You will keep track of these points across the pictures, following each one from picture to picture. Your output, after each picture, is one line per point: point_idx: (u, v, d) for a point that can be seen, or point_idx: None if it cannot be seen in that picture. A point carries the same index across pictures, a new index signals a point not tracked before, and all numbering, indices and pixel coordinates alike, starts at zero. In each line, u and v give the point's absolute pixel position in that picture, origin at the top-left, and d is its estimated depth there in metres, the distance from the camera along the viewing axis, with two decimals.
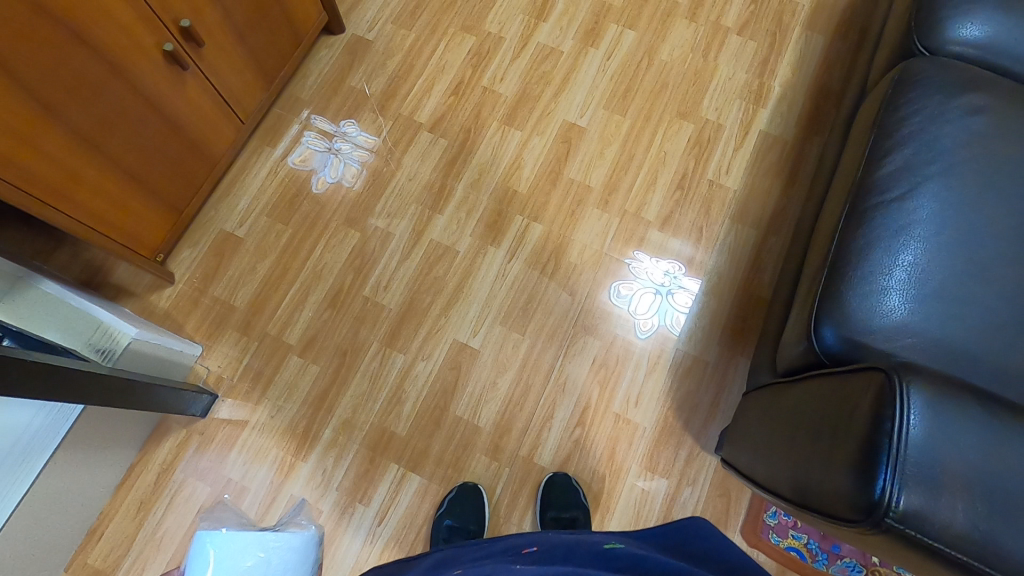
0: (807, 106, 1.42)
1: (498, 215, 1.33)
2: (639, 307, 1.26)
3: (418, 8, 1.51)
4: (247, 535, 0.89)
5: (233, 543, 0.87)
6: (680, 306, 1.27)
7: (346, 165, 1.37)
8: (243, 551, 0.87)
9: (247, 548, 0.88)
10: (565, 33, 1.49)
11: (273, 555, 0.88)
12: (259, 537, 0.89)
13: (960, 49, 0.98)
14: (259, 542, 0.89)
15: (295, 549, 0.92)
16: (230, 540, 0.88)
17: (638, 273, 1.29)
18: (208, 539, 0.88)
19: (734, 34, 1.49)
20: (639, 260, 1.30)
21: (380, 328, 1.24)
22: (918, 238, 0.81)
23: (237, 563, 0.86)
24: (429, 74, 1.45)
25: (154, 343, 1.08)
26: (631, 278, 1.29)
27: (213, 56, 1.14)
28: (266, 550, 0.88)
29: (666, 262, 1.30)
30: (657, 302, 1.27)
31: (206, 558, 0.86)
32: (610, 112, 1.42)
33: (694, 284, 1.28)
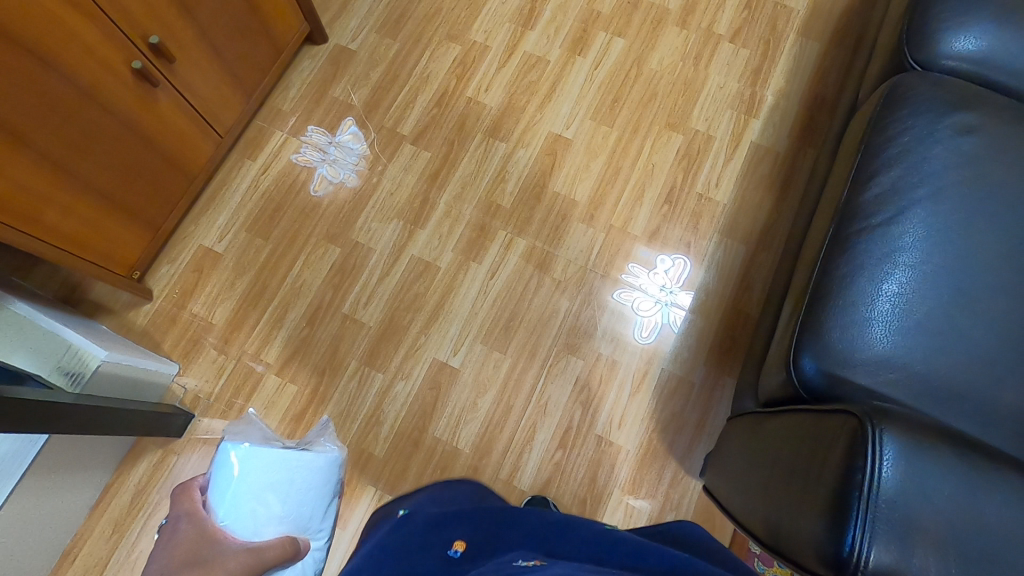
0: (799, 116, 1.39)
1: (480, 230, 1.30)
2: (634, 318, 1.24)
3: (402, 17, 1.48)
4: (272, 453, 0.86)
5: (256, 461, 0.85)
6: (675, 321, 1.24)
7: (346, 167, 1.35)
8: (270, 468, 0.85)
9: (272, 463, 0.86)
10: (552, 41, 1.46)
11: (294, 476, 0.87)
12: (283, 456, 0.87)
13: (953, 63, 0.94)
14: (282, 461, 0.86)
15: (317, 470, 0.90)
16: (254, 456, 0.85)
17: (636, 283, 1.26)
18: (233, 448, 0.85)
19: (726, 42, 1.45)
20: (636, 269, 1.28)
21: (359, 346, 1.22)
22: (903, 266, 0.78)
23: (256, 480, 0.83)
24: (413, 84, 1.42)
25: (127, 363, 1.06)
26: (629, 287, 1.26)
27: (186, 70, 1.11)
28: (289, 468, 0.87)
29: (661, 276, 1.27)
30: (649, 317, 1.24)
31: (229, 468, 0.84)
32: (597, 123, 1.39)
33: (688, 299, 1.25)
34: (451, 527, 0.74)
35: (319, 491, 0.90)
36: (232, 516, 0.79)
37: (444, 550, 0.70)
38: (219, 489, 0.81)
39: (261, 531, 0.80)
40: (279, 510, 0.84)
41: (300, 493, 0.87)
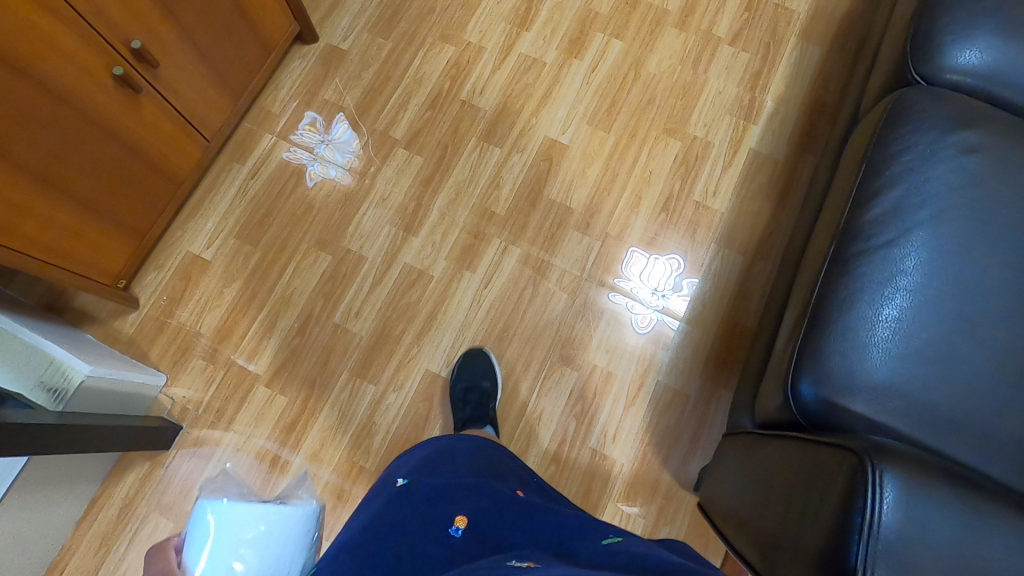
0: (799, 123, 1.37)
1: (474, 238, 1.28)
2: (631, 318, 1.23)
3: (395, 15, 1.45)
4: (247, 507, 0.80)
5: (234, 512, 0.79)
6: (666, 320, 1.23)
7: (336, 164, 1.33)
8: (245, 522, 0.78)
9: (250, 517, 0.79)
10: (548, 42, 1.42)
11: (275, 528, 0.80)
12: (260, 509, 0.81)
13: (957, 77, 0.92)
14: (261, 513, 0.80)
15: (298, 522, 0.83)
16: (229, 511, 0.79)
17: (630, 280, 1.26)
18: (208, 507, 0.79)
19: (726, 45, 1.43)
20: (631, 269, 1.27)
21: (351, 357, 1.20)
22: (903, 291, 0.76)
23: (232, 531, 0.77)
24: (406, 86, 1.39)
25: (115, 381, 1.05)
26: (624, 288, 1.25)
27: (171, 75, 1.08)
28: (267, 521, 0.80)
29: (656, 276, 1.26)
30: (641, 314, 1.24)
31: (204, 527, 0.77)
32: (594, 128, 1.36)
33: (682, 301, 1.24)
34: (452, 501, 0.74)
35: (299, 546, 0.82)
36: None
37: (445, 528, 0.70)
38: (194, 544, 0.74)
39: None
40: (255, 567, 0.76)
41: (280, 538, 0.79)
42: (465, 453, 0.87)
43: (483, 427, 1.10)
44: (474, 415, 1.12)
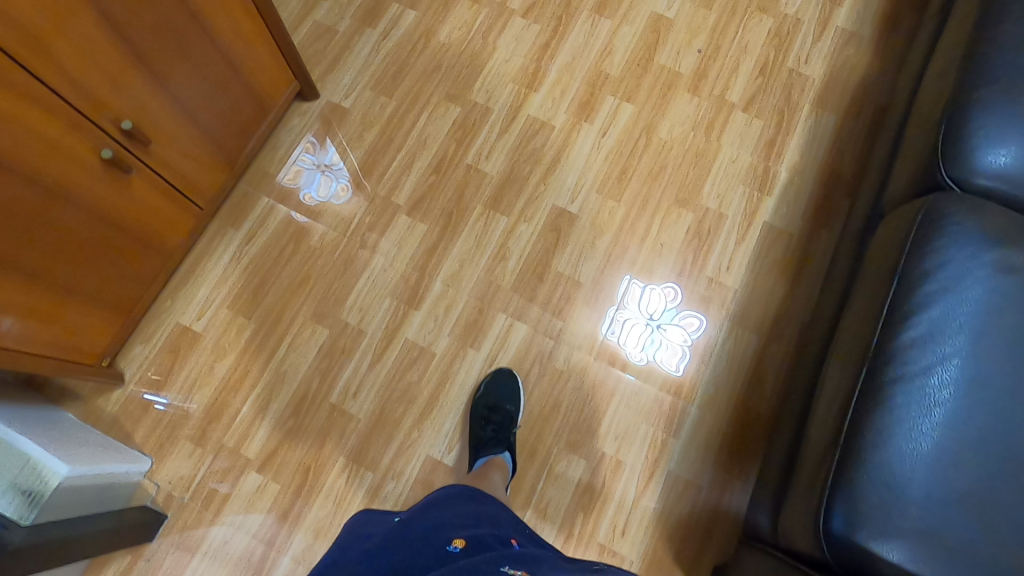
0: (814, 194, 1.33)
1: (479, 313, 1.23)
2: (627, 341, 1.22)
3: (399, 73, 1.40)
4: None
5: None
6: (663, 352, 1.22)
7: (333, 192, 1.31)
8: None
9: None
10: (558, 104, 1.38)
11: None
12: None
13: (989, 181, 0.88)
14: None
15: None
16: None
17: (627, 309, 1.25)
18: None
19: (739, 111, 1.39)
20: (628, 291, 1.26)
21: (348, 441, 1.14)
22: (940, 426, 0.73)
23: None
24: (409, 149, 1.34)
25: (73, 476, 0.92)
26: (620, 310, 1.24)
27: (164, 149, 1.02)
28: None
29: (651, 306, 1.25)
30: (638, 345, 1.22)
31: None
32: (604, 196, 1.32)
33: (677, 332, 1.23)
34: (451, 530, 0.77)
35: None
36: None
37: (444, 546, 0.74)
38: None
39: None
40: None
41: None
42: (461, 496, 0.87)
43: (500, 452, 1.09)
44: (494, 438, 1.11)
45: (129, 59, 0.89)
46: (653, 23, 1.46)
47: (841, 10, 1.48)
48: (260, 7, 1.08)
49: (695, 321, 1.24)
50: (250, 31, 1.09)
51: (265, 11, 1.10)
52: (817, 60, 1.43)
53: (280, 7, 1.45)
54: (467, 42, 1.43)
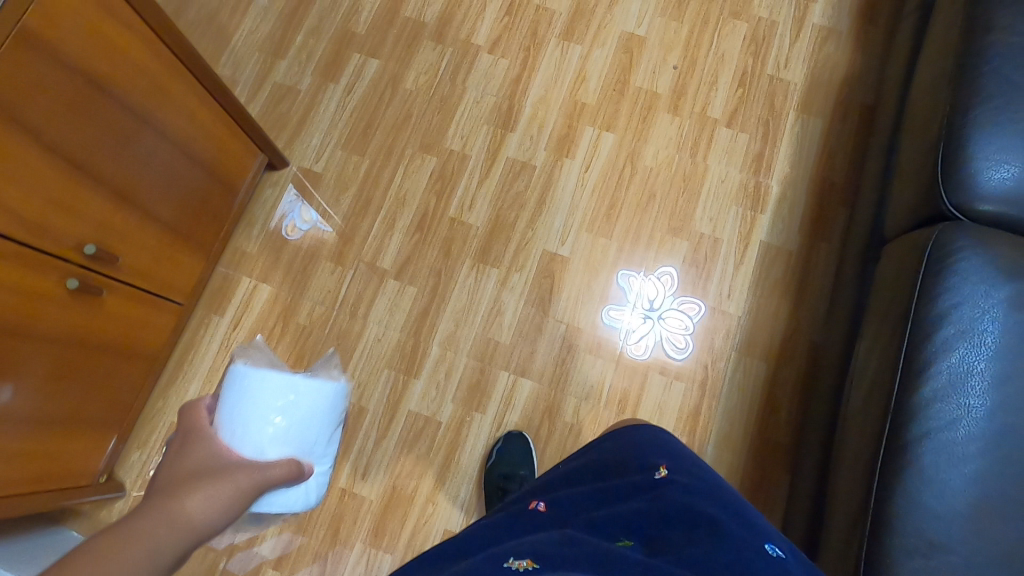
0: (809, 206, 1.28)
1: (480, 373, 1.20)
2: (627, 329, 1.22)
3: (369, 128, 1.35)
4: (274, 376, 0.67)
5: (265, 381, 0.67)
6: (672, 330, 1.22)
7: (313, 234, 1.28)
8: (273, 390, 0.67)
9: (277, 388, 0.67)
10: (536, 142, 1.33)
11: (301, 402, 0.67)
12: (287, 378, 0.68)
13: (992, 206, 0.84)
14: (289, 383, 0.67)
15: (328, 402, 0.69)
16: (263, 382, 0.66)
17: (624, 302, 1.24)
18: (242, 381, 0.67)
19: (723, 126, 1.34)
20: (626, 279, 1.25)
21: (362, 524, 1.12)
22: (970, 482, 0.70)
23: (265, 407, 0.65)
24: (389, 208, 1.29)
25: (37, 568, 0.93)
26: (619, 297, 1.24)
27: (132, 257, 0.98)
28: (296, 393, 0.67)
29: (648, 290, 1.25)
30: (646, 330, 1.22)
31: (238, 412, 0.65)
32: (594, 235, 1.27)
33: (679, 311, 1.23)
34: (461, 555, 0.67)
35: (320, 421, 0.68)
36: (239, 430, 0.65)
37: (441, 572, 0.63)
38: (228, 418, 0.65)
39: (267, 453, 0.65)
40: (285, 430, 0.66)
41: (306, 425, 0.67)
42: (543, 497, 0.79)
43: None
44: None
45: (83, 181, 0.84)
46: (625, 43, 1.40)
47: (816, 5, 1.42)
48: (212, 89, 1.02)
49: (695, 306, 1.24)
50: (205, 117, 1.03)
51: (218, 92, 1.04)
52: (797, 63, 1.38)
53: (237, 72, 1.40)
54: (435, 87, 1.37)
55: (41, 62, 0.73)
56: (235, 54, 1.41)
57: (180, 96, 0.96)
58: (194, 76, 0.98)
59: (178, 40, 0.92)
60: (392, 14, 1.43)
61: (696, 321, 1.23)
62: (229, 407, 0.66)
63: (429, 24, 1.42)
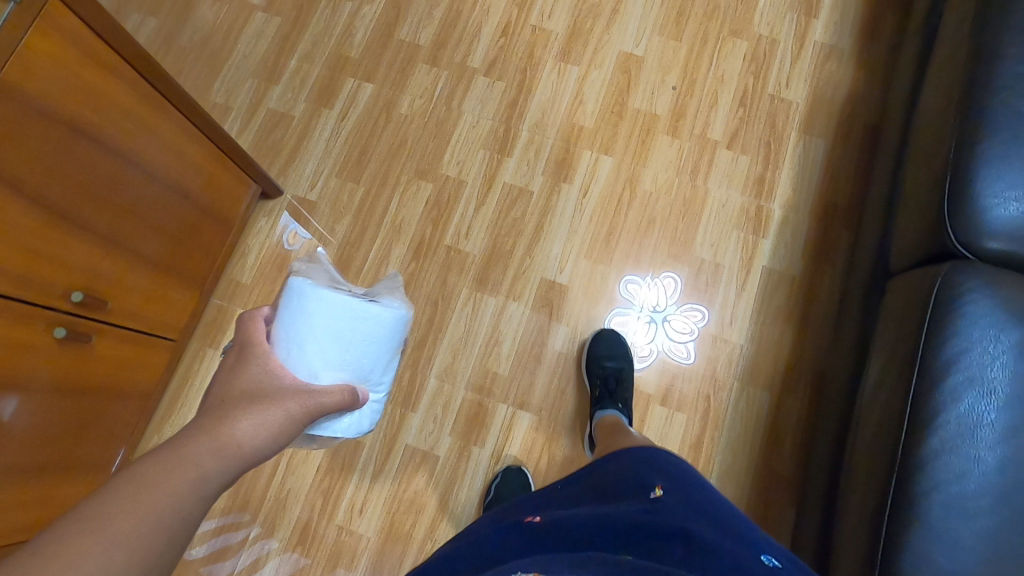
0: (812, 230, 1.26)
1: (478, 406, 1.18)
2: (631, 338, 1.22)
3: (364, 155, 1.33)
4: (333, 299, 0.69)
5: (322, 304, 0.69)
6: (677, 333, 1.22)
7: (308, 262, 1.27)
8: (332, 315, 0.69)
9: (332, 315, 0.69)
10: (533, 167, 1.31)
11: (356, 330, 0.69)
12: (345, 301, 0.69)
13: (1001, 243, 0.81)
14: (343, 309, 0.69)
15: (383, 332, 0.71)
16: (320, 303, 0.69)
17: (628, 307, 1.23)
18: (303, 298, 0.69)
19: (723, 148, 1.31)
20: (629, 285, 1.24)
21: (360, 563, 1.10)
22: (980, 537, 0.68)
23: (324, 326, 0.69)
24: (385, 237, 1.28)
25: None
26: (624, 304, 1.24)
27: (122, 299, 0.96)
28: (353, 319, 0.69)
29: (653, 292, 1.24)
30: (651, 334, 1.22)
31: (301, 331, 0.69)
32: (593, 262, 1.25)
33: (684, 313, 1.23)
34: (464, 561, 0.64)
35: (376, 348, 0.72)
36: (298, 350, 0.70)
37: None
38: (289, 335, 0.70)
39: (320, 374, 0.70)
40: (339, 356, 0.70)
41: (364, 349, 0.70)
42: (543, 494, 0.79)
43: None
44: None
45: (68, 229, 0.82)
46: (623, 63, 1.37)
47: (818, 22, 1.39)
48: (202, 125, 1.01)
49: (699, 312, 1.23)
50: (195, 153, 1.02)
51: (208, 127, 1.03)
52: (799, 82, 1.35)
53: (230, 99, 1.39)
54: (430, 112, 1.36)
55: (21, 114, 0.71)
56: (229, 80, 1.40)
57: (167, 135, 0.95)
58: (182, 113, 0.96)
59: (164, 80, 0.90)
60: (386, 37, 1.41)
61: (700, 327, 1.22)
62: (290, 322, 0.70)
63: (424, 47, 1.40)
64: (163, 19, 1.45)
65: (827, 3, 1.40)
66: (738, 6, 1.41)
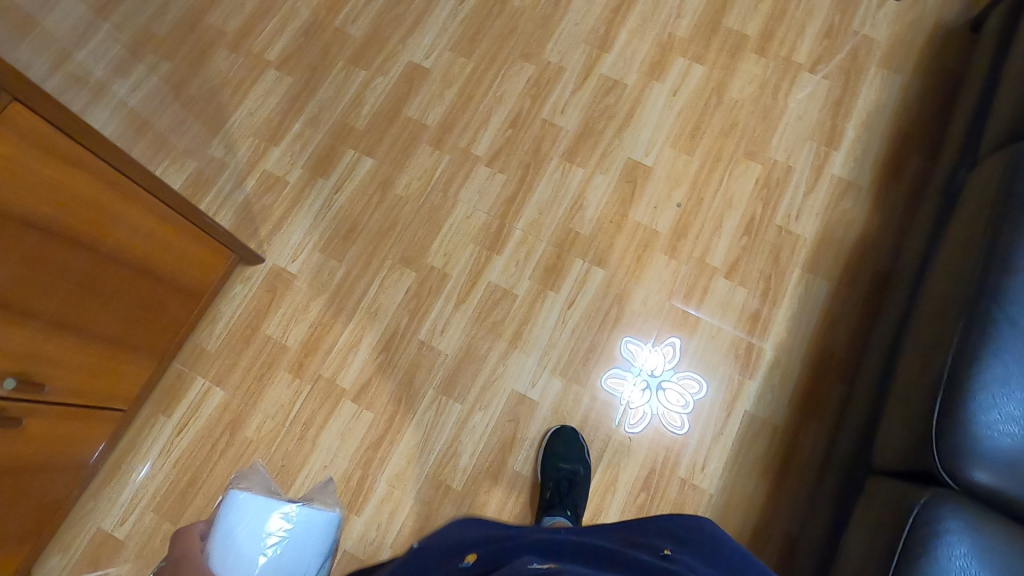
0: (804, 378, 1.18)
1: (425, 519, 1.12)
2: (626, 400, 1.19)
3: (351, 232, 1.30)
4: (261, 501, 0.76)
5: (255, 505, 0.76)
6: (673, 399, 1.18)
7: (277, 335, 1.24)
8: (264, 514, 0.76)
9: (262, 513, 0.75)
10: (521, 269, 1.27)
11: (296, 531, 0.77)
12: (271, 502, 0.77)
13: (989, 475, 0.74)
14: (273, 506, 0.77)
15: (317, 530, 0.79)
16: (249, 504, 0.75)
17: (625, 369, 1.21)
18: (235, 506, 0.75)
19: (721, 276, 1.25)
20: (628, 345, 1.22)
21: None
22: None
23: (262, 528, 0.75)
24: (359, 322, 1.24)
25: None
26: (622, 363, 1.21)
27: (67, 377, 0.93)
28: (286, 517, 0.77)
29: (653, 355, 1.22)
30: (648, 397, 1.18)
31: (230, 534, 0.73)
32: (568, 379, 1.20)
33: (683, 379, 1.19)
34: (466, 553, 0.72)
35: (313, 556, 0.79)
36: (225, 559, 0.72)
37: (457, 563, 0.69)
38: (220, 541, 0.73)
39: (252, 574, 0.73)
40: (274, 556, 0.75)
41: (297, 555, 0.77)
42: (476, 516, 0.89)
43: None
44: None
45: (12, 319, 0.80)
46: (630, 171, 1.33)
47: (837, 155, 1.34)
48: (175, 206, 0.99)
49: (696, 383, 1.19)
50: (167, 233, 1.00)
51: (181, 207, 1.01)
52: (810, 215, 1.29)
53: (228, 156, 1.37)
54: (425, 196, 1.32)
55: None
56: (230, 135, 1.39)
57: (136, 218, 0.93)
58: (153, 195, 0.95)
59: (133, 167, 0.89)
60: (394, 112, 1.39)
61: (696, 400, 1.18)
62: (219, 531, 0.74)
63: (430, 127, 1.38)
64: (177, 65, 1.46)
65: (849, 137, 1.35)
66: (756, 126, 1.37)
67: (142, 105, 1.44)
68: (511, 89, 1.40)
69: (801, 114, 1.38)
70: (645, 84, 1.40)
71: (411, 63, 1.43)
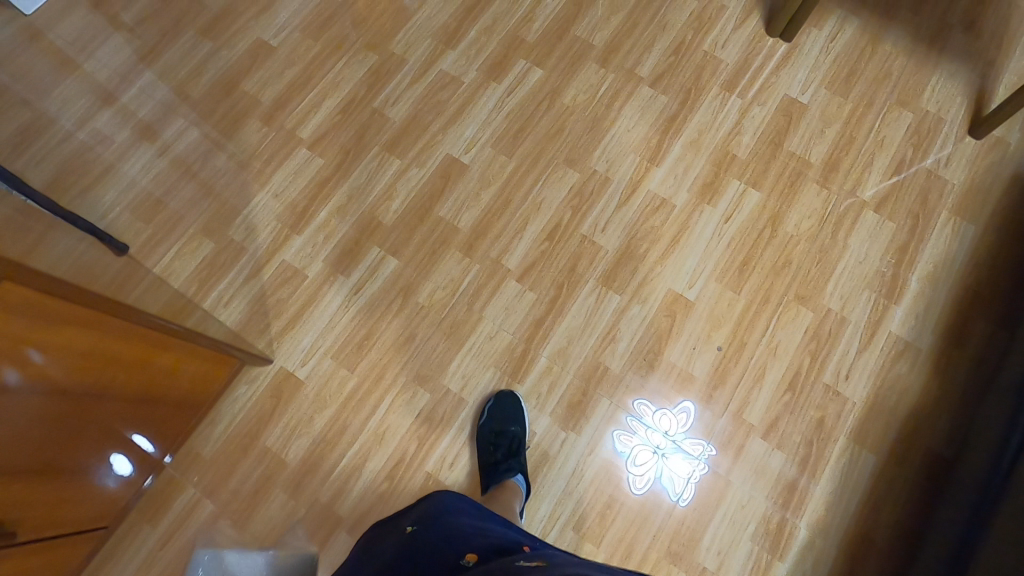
0: (840, 568, 1.08)
1: None
2: (634, 461, 1.15)
3: (367, 339, 1.22)
4: None
5: None
6: (679, 466, 1.15)
7: (277, 448, 1.16)
8: None
9: None
10: (543, 404, 1.18)
11: None
12: None
13: None
14: None
15: None
16: None
17: (635, 428, 1.17)
18: None
19: (757, 436, 1.16)
20: (640, 405, 1.18)
21: None
22: None
23: None
24: (365, 443, 1.16)
25: None
26: (633, 422, 1.17)
27: (65, 513, 0.87)
28: None
29: (666, 418, 1.18)
30: (655, 461, 1.15)
31: None
32: (581, 534, 1.11)
33: (692, 447, 1.16)
34: (462, 542, 0.75)
35: None
36: None
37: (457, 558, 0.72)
38: None
39: None
40: None
41: None
42: (463, 509, 0.85)
43: None
44: None
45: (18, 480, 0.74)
46: (669, 304, 1.24)
47: (896, 311, 1.24)
48: (157, 327, 0.91)
49: (705, 453, 1.15)
50: (158, 354, 0.92)
51: (162, 326, 0.93)
52: (861, 377, 1.19)
53: (249, 238, 1.30)
54: (449, 308, 1.24)
55: None
56: (252, 217, 1.32)
57: (125, 350, 0.85)
58: (134, 322, 0.86)
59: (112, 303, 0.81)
60: (425, 210, 1.31)
61: (704, 470, 1.15)
62: None
63: (462, 231, 1.29)
64: (206, 130, 1.39)
65: (911, 290, 1.25)
66: (811, 268, 1.27)
67: (164, 171, 1.36)
68: (551, 197, 1.32)
69: (860, 258, 1.28)
70: (696, 206, 1.31)
71: (450, 156, 1.35)
